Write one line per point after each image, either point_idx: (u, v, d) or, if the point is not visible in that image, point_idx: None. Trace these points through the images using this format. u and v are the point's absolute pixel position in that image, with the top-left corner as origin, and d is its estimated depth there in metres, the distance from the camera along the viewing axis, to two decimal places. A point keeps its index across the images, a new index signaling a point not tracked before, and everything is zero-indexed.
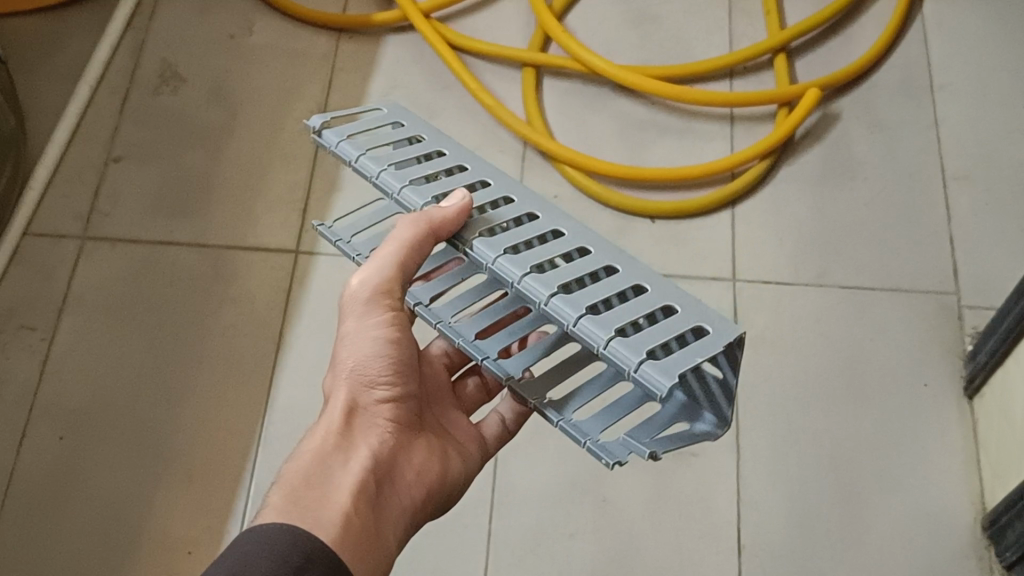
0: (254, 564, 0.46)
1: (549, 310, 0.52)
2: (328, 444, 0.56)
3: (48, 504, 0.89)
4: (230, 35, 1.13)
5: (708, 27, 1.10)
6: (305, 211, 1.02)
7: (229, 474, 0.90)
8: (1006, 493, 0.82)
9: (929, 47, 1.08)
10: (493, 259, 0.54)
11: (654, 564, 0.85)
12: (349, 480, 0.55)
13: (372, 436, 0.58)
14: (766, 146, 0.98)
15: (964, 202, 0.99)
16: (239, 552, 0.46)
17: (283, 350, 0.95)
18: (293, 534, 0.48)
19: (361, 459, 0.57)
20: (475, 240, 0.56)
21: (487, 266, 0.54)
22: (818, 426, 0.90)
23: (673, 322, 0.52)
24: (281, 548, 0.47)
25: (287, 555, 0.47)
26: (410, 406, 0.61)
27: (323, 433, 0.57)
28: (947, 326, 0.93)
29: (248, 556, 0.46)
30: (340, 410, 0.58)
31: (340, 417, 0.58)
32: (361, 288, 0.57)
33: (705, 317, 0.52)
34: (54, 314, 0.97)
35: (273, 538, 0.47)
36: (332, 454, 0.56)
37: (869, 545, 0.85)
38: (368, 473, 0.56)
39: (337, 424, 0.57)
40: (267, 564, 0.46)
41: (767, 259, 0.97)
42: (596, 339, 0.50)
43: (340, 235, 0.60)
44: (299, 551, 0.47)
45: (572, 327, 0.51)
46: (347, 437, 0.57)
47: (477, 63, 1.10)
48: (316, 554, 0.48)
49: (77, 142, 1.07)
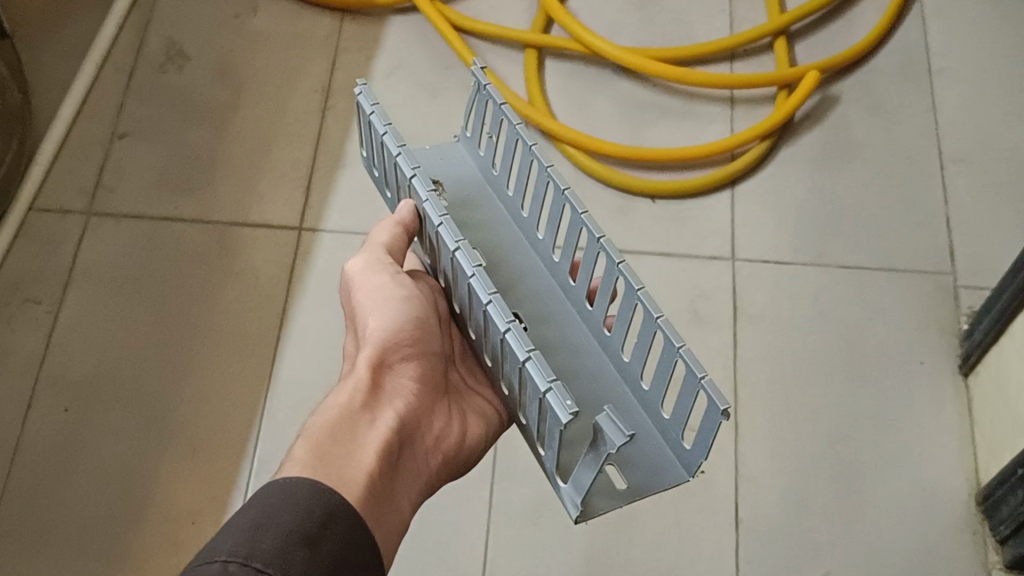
0: (279, 515, 0.45)
1: (643, 296, 0.53)
2: (354, 404, 0.57)
3: (53, 475, 0.90)
4: (234, 15, 1.14)
5: (709, 11, 1.11)
6: (308, 187, 1.03)
7: (234, 445, 0.91)
8: (1000, 468, 0.83)
9: (928, 32, 1.09)
10: (603, 235, 0.55)
11: (653, 536, 0.86)
12: (375, 442, 0.55)
13: (396, 400, 0.59)
14: (766, 127, 0.99)
15: (962, 185, 1.00)
16: (263, 504, 0.46)
17: (287, 324, 0.96)
18: (316, 487, 0.48)
19: (385, 422, 0.57)
20: (588, 214, 0.56)
21: (600, 236, 0.55)
22: (815, 404, 0.91)
23: (665, 420, 0.55)
24: (304, 501, 0.47)
25: (309, 508, 0.47)
26: (435, 369, 0.62)
27: (351, 391, 0.57)
28: (944, 306, 0.95)
29: (271, 509, 0.46)
30: (366, 369, 0.59)
31: (366, 377, 0.58)
32: (369, 263, 0.62)
33: (663, 449, 0.56)
34: (59, 288, 0.98)
35: (296, 492, 0.47)
36: (358, 415, 0.56)
37: (866, 520, 0.86)
38: (394, 436, 0.57)
39: (362, 382, 0.58)
40: (291, 517, 0.46)
41: (767, 239, 0.99)
42: (677, 337, 0.51)
43: (374, 109, 0.60)
44: (321, 506, 0.47)
45: (659, 317, 0.52)
46: (372, 399, 0.58)
47: (479, 44, 1.11)
48: (338, 509, 0.48)
49: (82, 119, 1.08)
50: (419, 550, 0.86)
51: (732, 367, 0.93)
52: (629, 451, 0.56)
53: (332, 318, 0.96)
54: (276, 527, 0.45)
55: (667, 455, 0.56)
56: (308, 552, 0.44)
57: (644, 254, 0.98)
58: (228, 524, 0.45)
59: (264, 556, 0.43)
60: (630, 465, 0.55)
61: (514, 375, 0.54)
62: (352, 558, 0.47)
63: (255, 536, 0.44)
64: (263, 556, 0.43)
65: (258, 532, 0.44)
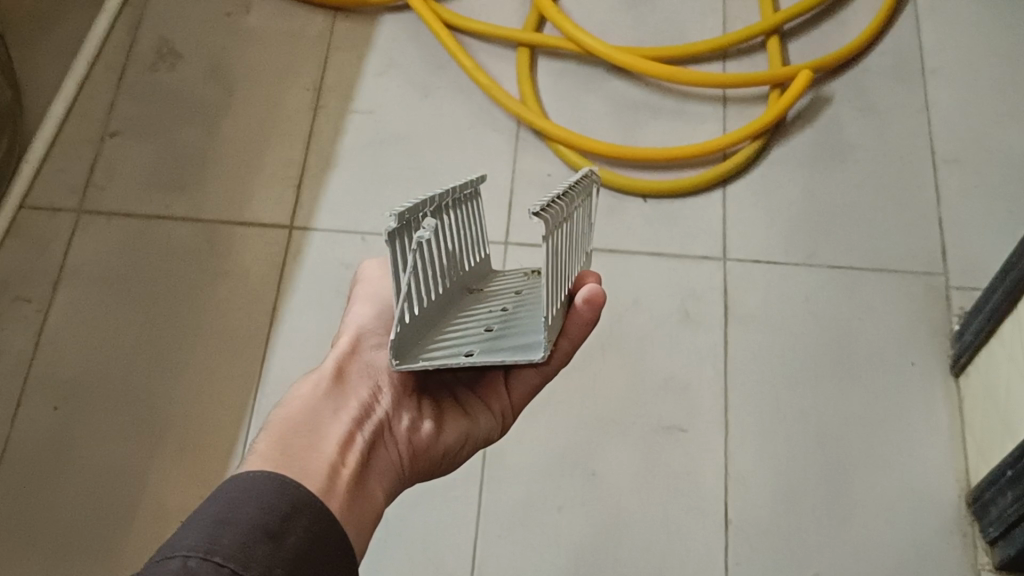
0: (240, 510, 0.45)
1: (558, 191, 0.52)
2: (317, 393, 0.57)
3: (41, 474, 0.90)
4: (226, 14, 1.14)
5: (701, 11, 1.11)
6: (299, 186, 1.03)
7: (223, 445, 0.90)
8: (989, 469, 0.83)
9: (921, 32, 1.09)
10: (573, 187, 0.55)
11: (642, 536, 0.86)
12: (337, 431, 0.55)
13: (364, 388, 0.58)
14: (756, 127, 0.99)
15: (954, 184, 1.00)
16: (226, 499, 0.46)
17: (276, 323, 0.96)
18: (280, 482, 0.48)
19: (350, 410, 0.57)
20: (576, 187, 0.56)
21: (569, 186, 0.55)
22: (805, 404, 0.91)
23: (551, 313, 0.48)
24: (266, 495, 0.47)
25: (273, 502, 0.46)
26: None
27: (315, 382, 0.58)
28: (935, 306, 0.94)
29: (235, 504, 0.45)
30: (334, 361, 0.59)
31: (334, 367, 0.59)
32: (372, 270, 0.67)
33: (537, 345, 0.47)
34: (49, 287, 0.98)
35: (259, 486, 0.47)
36: (320, 404, 0.57)
37: (855, 521, 0.86)
38: (356, 425, 0.56)
39: (328, 371, 0.59)
40: (254, 511, 0.45)
41: (758, 239, 0.98)
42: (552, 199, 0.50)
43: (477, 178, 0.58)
44: (286, 501, 0.47)
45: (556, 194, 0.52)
46: (339, 388, 0.58)
47: (472, 43, 1.10)
48: (301, 503, 0.47)
49: (74, 117, 1.07)
50: (408, 549, 0.87)
51: (722, 368, 0.92)
52: (500, 343, 0.49)
53: (324, 317, 0.96)
54: (238, 522, 0.44)
55: (536, 344, 0.48)
56: (271, 545, 0.44)
57: (635, 254, 0.98)
58: (190, 519, 0.45)
59: (226, 550, 0.42)
60: (490, 349, 0.48)
61: (448, 259, 0.55)
62: (317, 551, 0.46)
63: (216, 531, 0.43)
64: (225, 550, 0.42)
65: (220, 527, 0.44)
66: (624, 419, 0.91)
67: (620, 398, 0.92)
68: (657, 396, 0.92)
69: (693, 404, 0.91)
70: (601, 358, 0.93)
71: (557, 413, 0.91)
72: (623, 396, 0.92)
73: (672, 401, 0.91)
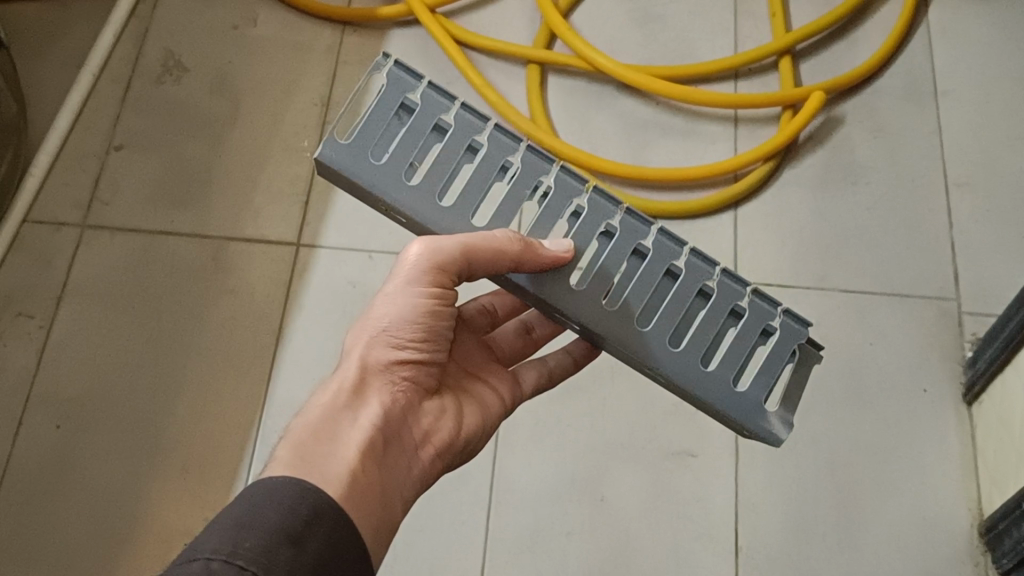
0: (263, 512, 0.43)
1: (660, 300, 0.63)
2: (336, 403, 0.53)
3: (44, 494, 0.88)
4: (233, 26, 1.12)
5: (713, 29, 1.10)
6: (306, 203, 1.01)
7: (227, 464, 0.89)
8: (1003, 500, 0.82)
9: (934, 53, 1.08)
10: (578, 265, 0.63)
11: (650, 564, 0.85)
12: (356, 438, 0.52)
13: (385, 397, 0.55)
14: (770, 148, 0.98)
15: (966, 210, 0.99)
16: (246, 503, 0.43)
17: (282, 343, 0.95)
18: (301, 487, 0.45)
19: (368, 417, 0.53)
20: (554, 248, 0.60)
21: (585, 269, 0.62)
22: (817, 428, 0.90)
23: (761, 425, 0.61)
24: (287, 499, 0.44)
25: (294, 506, 0.44)
26: (431, 371, 0.58)
27: (335, 390, 0.53)
28: (947, 332, 0.94)
29: (255, 506, 0.43)
30: (354, 368, 0.54)
31: (353, 375, 0.54)
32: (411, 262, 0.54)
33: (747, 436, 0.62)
34: (51, 303, 0.97)
35: (281, 490, 0.45)
36: (340, 413, 0.52)
37: (865, 550, 0.85)
38: (377, 434, 0.53)
39: (348, 379, 0.54)
40: (274, 515, 0.43)
41: (769, 261, 0.97)
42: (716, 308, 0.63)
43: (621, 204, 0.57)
44: (307, 505, 0.44)
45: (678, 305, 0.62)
46: (360, 397, 0.54)
47: (481, 59, 1.09)
48: (323, 509, 0.45)
49: (78, 130, 1.06)
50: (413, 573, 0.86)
51: None
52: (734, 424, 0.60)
53: (329, 337, 0.94)
54: (262, 525, 0.42)
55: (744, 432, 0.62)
56: (293, 551, 0.41)
57: None
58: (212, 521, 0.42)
59: (247, 554, 0.40)
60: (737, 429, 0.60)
61: (669, 311, 0.56)
62: (337, 559, 0.44)
63: (238, 534, 0.41)
64: (247, 554, 0.40)
65: (241, 531, 0.41)
66: (634, 444, 0.90)
67: (631, 423, 0.90)
68: (666, 422, 0.90)
69: (703, 428, 0.90)
70: (611, 380, 0.92)
71: (568, 434, 0.90)
72: (633, 419, 0.91)
73: (680, 428, 0.90)
